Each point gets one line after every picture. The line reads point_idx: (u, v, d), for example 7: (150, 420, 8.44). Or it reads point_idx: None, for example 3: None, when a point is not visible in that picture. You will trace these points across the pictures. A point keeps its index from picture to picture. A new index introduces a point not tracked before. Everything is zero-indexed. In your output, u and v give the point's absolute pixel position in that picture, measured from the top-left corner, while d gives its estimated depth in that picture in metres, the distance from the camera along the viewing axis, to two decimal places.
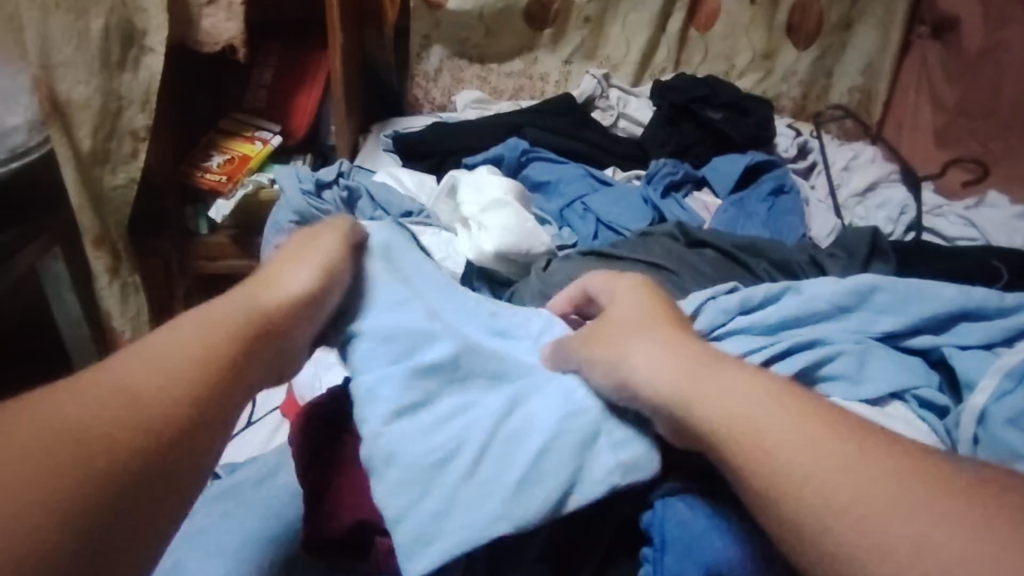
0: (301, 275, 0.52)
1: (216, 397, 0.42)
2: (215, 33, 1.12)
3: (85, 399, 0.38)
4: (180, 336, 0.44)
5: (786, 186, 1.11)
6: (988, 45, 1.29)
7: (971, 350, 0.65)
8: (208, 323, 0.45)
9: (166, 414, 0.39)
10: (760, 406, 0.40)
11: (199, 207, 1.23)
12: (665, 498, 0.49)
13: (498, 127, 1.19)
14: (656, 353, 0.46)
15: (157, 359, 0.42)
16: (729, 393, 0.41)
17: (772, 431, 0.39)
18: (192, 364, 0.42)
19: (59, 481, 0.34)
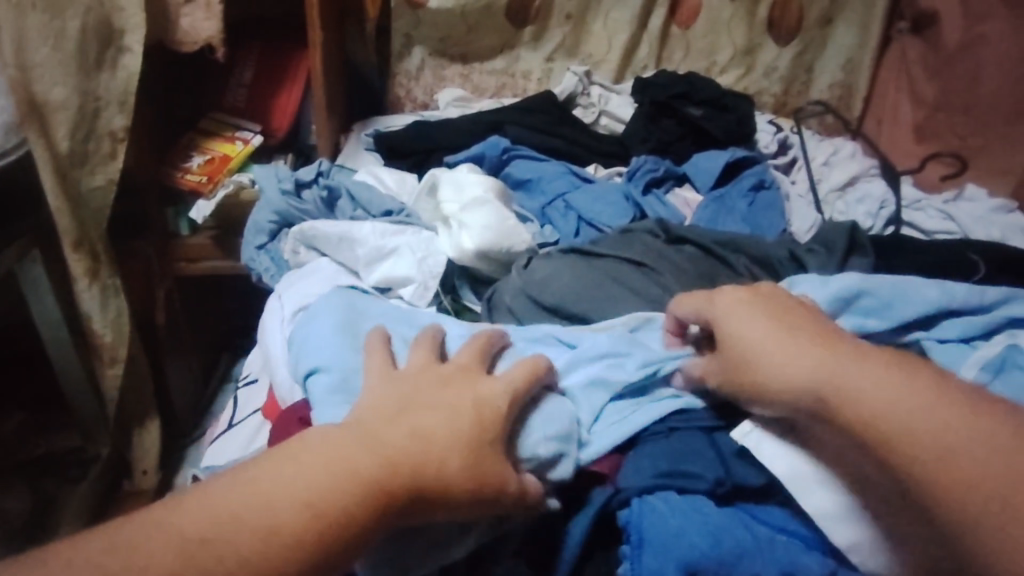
0: (502, 382, 0.56)
1: (375, 523, 0.47)
2: (195, 32, 1.12)
3: (298, 464, 0.48)
4: (378, 448, 0.49)
5: (767, 182, 1.12)
6: (968, 38, 1.29)
7: (949, 345, 0.68)
8: (409, 437, 0.50)
9: (344, 514, 0.46)
10: (924, 414, 0.47)
11: (180, 207, 1.24)
12: (643, 496, 0.54)
13: (478, 125, 1.18)
14: (783, 344, 0.55)
15: (321, 473, 0.48)
16: (883, 395, 0.49)
17: (936, 434, 0.46)
18: (337, 501, 0.47)
19: (266, 530, 0.45)
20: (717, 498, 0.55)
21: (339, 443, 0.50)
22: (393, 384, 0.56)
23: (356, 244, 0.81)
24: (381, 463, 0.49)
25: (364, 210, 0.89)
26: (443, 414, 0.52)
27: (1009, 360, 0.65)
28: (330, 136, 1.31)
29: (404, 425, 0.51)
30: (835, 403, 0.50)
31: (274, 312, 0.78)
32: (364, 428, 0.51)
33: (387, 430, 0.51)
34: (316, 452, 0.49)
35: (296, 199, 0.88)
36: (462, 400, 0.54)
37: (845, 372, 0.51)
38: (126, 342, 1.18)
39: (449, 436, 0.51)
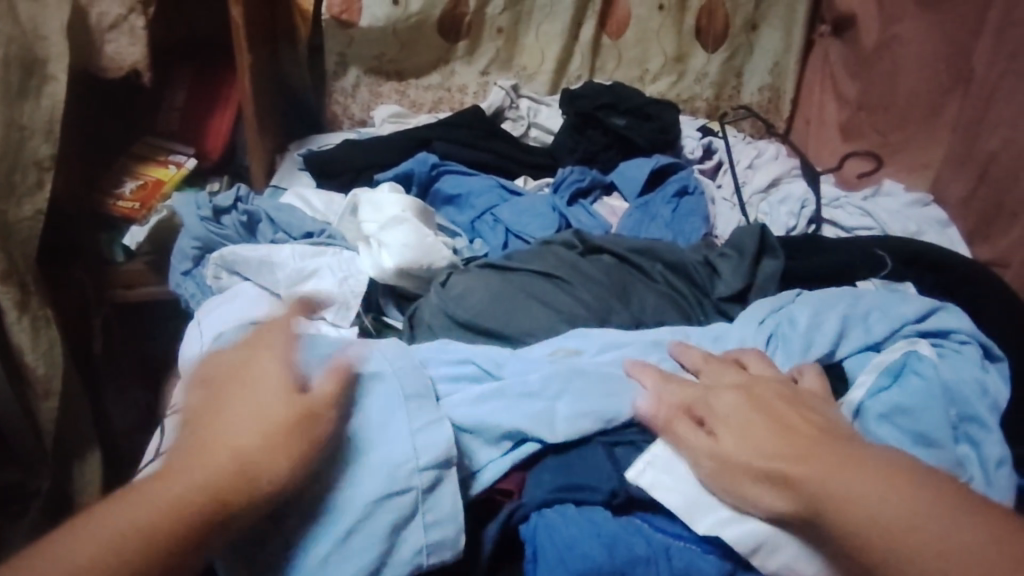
0: (271, 361, 0.59)
1: (205, 524, 0.50)
2: (119, 58, 1.12)
3: (112, 515, 0.49)
4: (188, 468, 0.51)
5: (690, 187, 1.14)
6: (884, 39, 1.31)
7: (855, 357, 0.73)
8: (205, 446, 0.53)
9: (170, 525, 0.49)
10: (912, 513, 0.48)
11: (114, 234, 1.21)
12: (540, 510, 0.59)
13: (407, 141, 1.20)
14: (771, 440, 0.56)
15: (144, 508, 0.49)
16: (871, 496, 0.50)
17: (923, 536, 0.47)
18: (163, 515, 0.49)
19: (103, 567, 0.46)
20: (614, 507, 0.60)
21: (157, 478, 0.51)
22: (207, 391, 0.58)
23: (276, 268, 0.83)
24: (197, 479, 0.51)
25: (285, 233, 0.90)
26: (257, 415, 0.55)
27: (907, 366, 0.70)
28: (263, 156, 1.31)
29: (195, 439, 0.54)
30: (820, 496, 0.51)
31: (191, 337, 0.80)
32: (165, 463, 0.53)
33: (184, 453, 0.53)
34: (136, 493, 0.50)
35: (216, 225, 0.90)
36: (242, 392, 0.57)
37: (831, 468, 0.52)
38: (59, 373, 1.18)
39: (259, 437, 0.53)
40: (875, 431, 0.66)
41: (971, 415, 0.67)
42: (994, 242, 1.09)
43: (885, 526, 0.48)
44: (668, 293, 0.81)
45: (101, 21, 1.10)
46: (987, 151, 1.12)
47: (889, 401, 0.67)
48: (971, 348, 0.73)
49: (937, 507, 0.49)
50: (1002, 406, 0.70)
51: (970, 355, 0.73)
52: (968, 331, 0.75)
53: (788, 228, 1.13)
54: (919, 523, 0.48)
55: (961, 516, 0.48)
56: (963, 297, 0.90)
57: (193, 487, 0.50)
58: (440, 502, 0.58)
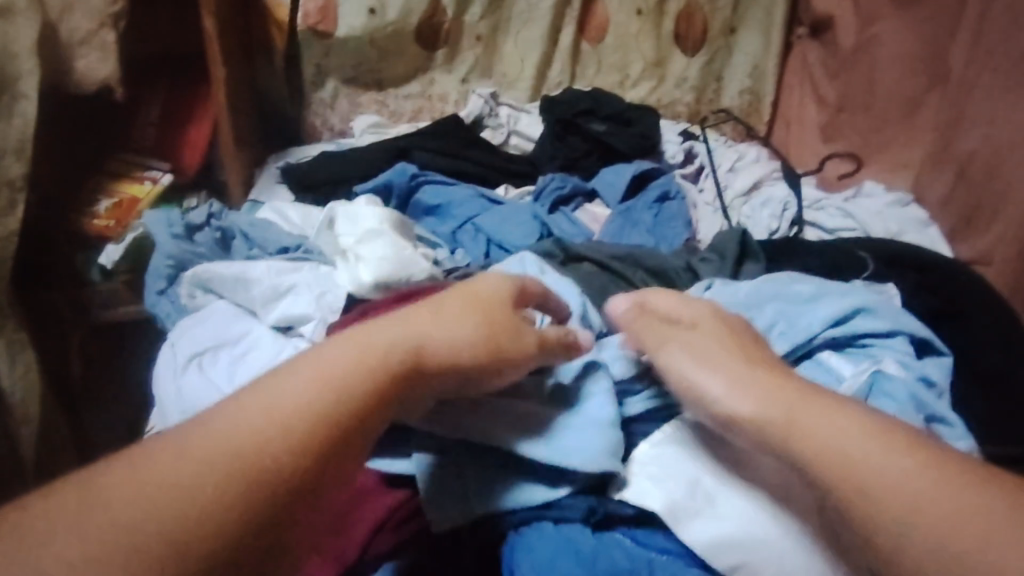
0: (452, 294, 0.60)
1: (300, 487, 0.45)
2: (90, 75, 1.11)
3: (236, 422, 0.46)
4: (291, 394, 0.48)
5: (672, 192, 1.13)
6: (862, 39, 1.30)
7: (829, 364, 0.68)
8: (325, 376, 0.50)
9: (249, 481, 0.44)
10: (871, 446, 0.49)
11: (90, 252, 1.21)
12: (519, 530, 0.59)
13: (384, 151, 1.18)
14: (731, 372, 0.56)
15: (225, 440, 0.45)
16: (835, 433, 0.50)
17: (881, 469, 0.47)
18: (260, 474, 0.44)
19: (198, 512, 0.42)
20: (592, 524, 0.59)
21: (234, 405, 0.47)
22: (423, 324, 0.56)
23: (251, 284, 0.83)
24: (326, 401, 0.48)
25: (261, 248, 0.90)
26: (448, 331, 0.56)
27: (876, 385, 0.63)
28: (240, 170, 1.29)
29: (334, 356, 0.51)
30: (778, 429, 0.52)
31: (166, 361, 0.79)
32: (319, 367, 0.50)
33: (299, 370, 0.50)
34: (211, 428, 0.46)
35: (190, 241, 0.91)
36: (418, 327, 0.56)
37: (809, 412, 0.52)
38: (36, 399, 1.14)
39: (437, 346, 0.55)
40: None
41: (938, 412, 0.64)
42: (975, 240, 1.09)
43: (857, 459, 0.48)
44: None
45: (72, 37, 1.08)
46: (966, 150, 1.11)
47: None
48: (899, 342, 0.69)
49: (904, 454, 0.48)
50: (945, 393, 0.68)
51: (901, 351, 0.68)
52: (889, 323, 0.69)
53: (770, 231, 1.12)
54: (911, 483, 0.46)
55: (931, 464, 0.47)
56: (947, 296, 0.90)
57: (305, 424, 0.47)
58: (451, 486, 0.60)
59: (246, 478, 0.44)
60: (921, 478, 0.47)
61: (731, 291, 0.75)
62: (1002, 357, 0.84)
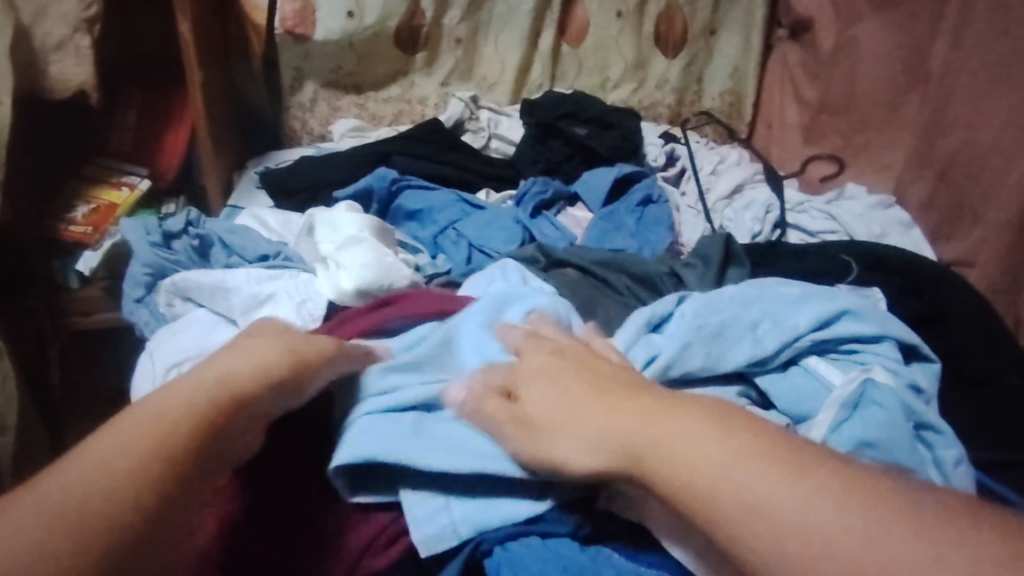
0: (255, 342, 0.61)
1: (146, 512, 0.47)
2: (64, 79, 1.09)
3: (76, 466, 0.48)
4: (121, 438, 0.50)
5: (654, 196, 1.13)
6: (841, 41, 1.31)
7: (816, 370, 0.67)
8: (160, 414, 0.52)
9: (95, 514, 0.46)
10: (748, 475, 0.46)
11: (66, 260, 1.18)
12: (504, 546, 0.58)
13: (364, 156, 1.17)
14: (600, 412, 0.54)
15: (96, 473, 0.47)
16: (711, 463, 0.47)
17: (761, 496, 0.44)
18: (111, 508, 0.46)
19: (59, 542, 0.44)
20: (581, 538, 0.59)
21: (83, 453, 0.49)
22: (211, 362, 0.58)
23: (232, 293, 0.82)
24: (151, 440, 0.50)
25: (239, 256, 0.89)
26: (255, 360, 0.59)
27: (866, 394, 0.63)
28: (220, 176, 1.27)
29: (154, 398, 0.53)
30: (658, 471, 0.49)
31: (144, 370, 0.78)
32: (141, 411, 0.52)
33: (130, 415, 0.52)
34: (58, 474, 0.48)
35: (166, 250, 0.89)
36: (214, 366, 0.57)
37: (678, 442, 0.49)
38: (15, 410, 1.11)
39: (247, 370, 0.58)
40: (850, 433, 0.61)
41: (927, 419, 0.63)
42: (959, 241, 1.09)
43: (741, 492, 0.45)
44: (633, 304, 0.80)
45: (46, 41, 1.07)
46: (947, 151, 1.11)
47: (852, 435, 0.60)
48: (887, 347, 0.69)
49: (794, 475, 0.45)
50: (933, 399, 0.68)
51: (888, 356, 0.68)
52: (876, 327, 0.69)
53: (753, 233, 1.12)
54: (738, 475, 0.46)
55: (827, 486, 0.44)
56: (932, 299, 0.90)
57: (146, 453, 0.49)
58: (422, 506, 0.60)
59: (105, 512, 0.46)
60: (816, 501, 0.43)
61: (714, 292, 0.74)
62: (986, 359, 0.84)
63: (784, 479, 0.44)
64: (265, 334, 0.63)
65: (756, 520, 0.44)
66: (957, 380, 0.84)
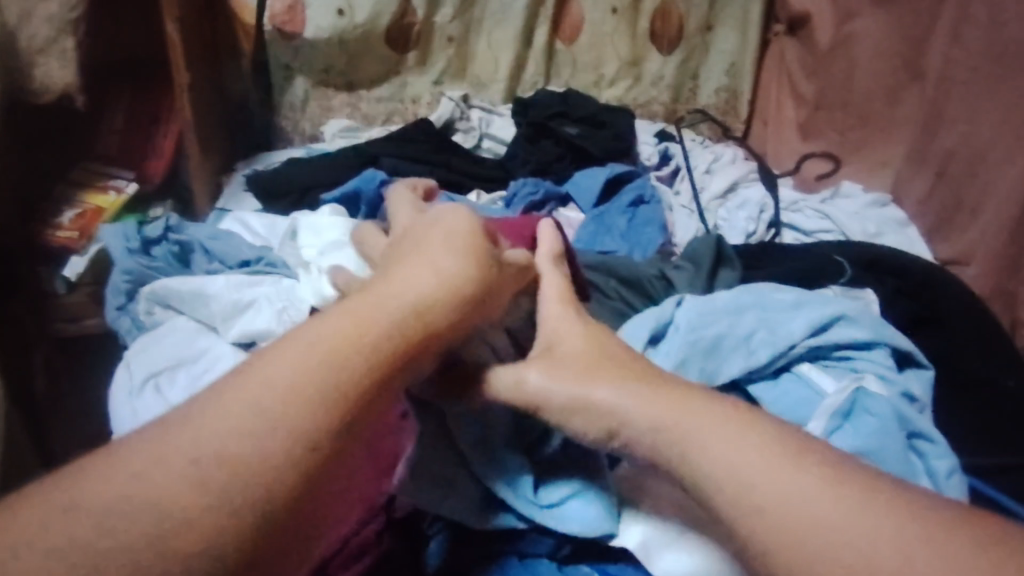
0: (435, 266, 0.60)
1: (323, 461, 0.48)
2: (49, 83, 1.07)
3: (247, 400, 0.48)
4: (299, 368, 0.50)
5: (646, 196, 1.11)
6: (839, 37, 1.29)
7: (806, 378, 0.65)
8: (333, 349, 0.52)
9: (268, 460, 0.46)
10: (783, 467, 0.48)
11: (53, 266, 1.16)
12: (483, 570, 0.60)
13: (352, 158, 1.15)
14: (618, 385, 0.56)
15: (266, 412, 0.48)
16: (729, 447, 0.50)
17: (789, 486, 0.47)
18: (289, 454, 0.47)
19: (212, 491, 0.44)
20: (560, 559, 0.61)
21: (249, 381, 0.49)
22: (387, 285, 0.58)
23: (210, 300, 0.80)
24: (327, 379, 0.50)
25: (220, 262, 0.88)
26: (433, 284, 0.59)
27: (858, 401, 0.61)
28: (208, 179, 1.26)
29: (337, 325, 0.53)
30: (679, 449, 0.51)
31: (121, 380, 0.76)
32: (322, 342, 0.52)
33: (308, 341, 0.52)
34: (229, 402, 0.48)
35: (146, 256, 0.88)
36: (396, 292, 0.57)
37: (704, 420, 0.52)
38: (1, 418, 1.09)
39: (432, 303, 0.58)
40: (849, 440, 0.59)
41: (921, 427, 0.62)
42: (955, 240, 1.07)
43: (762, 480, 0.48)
44: (624, 308, 0.78)
45: (31, 45, 1.05)
46: (945, 148, 1.09)
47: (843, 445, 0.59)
48: (879, 353, 0.67)
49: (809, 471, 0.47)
50: (928, 407, 0.66)
51: (882, 363, 0.67)
52: (868, 332, 0.68)
53: (747, 233, 1.10)
54: (805, 498, 0.46)
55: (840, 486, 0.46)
56: (929, 300, 0.88)
57: (318, 396, 0.49)
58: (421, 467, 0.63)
59: (277, 455, 0.46)
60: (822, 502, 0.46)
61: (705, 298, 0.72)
62: (982, 361, 0.83)
63: (850, 507, 0.45)
64: (432, 249, 0.62)
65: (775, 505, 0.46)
66: (951, 384, 0.82)
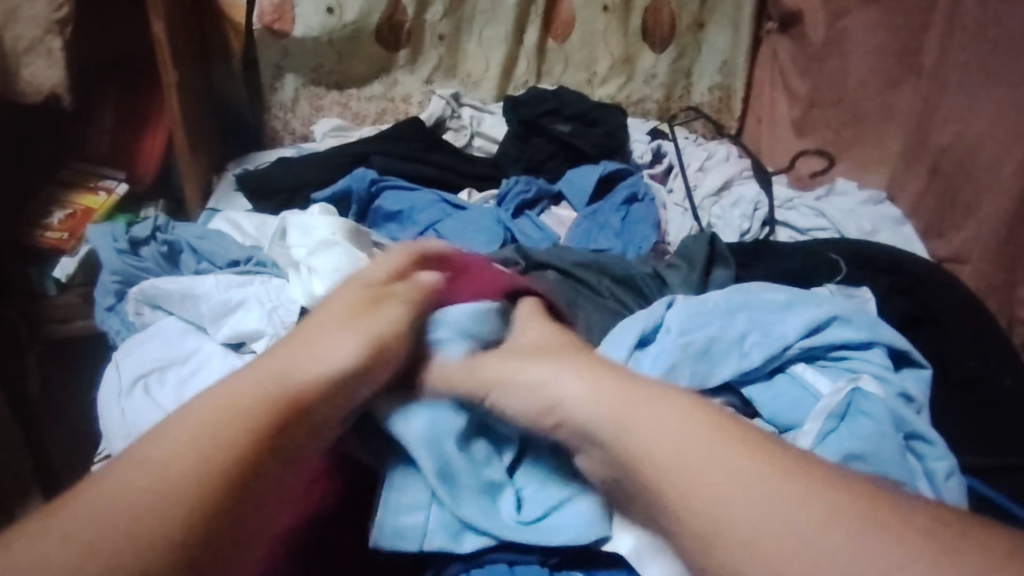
0: (332, 339, 0.60)
1: (208, 527, 0.47)
2: (35, 83, 1.06)
3: (126, 478, 0.48)
4: (180, 441, 0.50)
5: (640, 194, 1.11)
6: (832, 34, 1.28)
7: (802, 379, 0.65)
8: (212, 416, 0.52)
9: (148, 532, 0.45)
10: (712, 450, 0.48)
11: (43, 267, 1.15)
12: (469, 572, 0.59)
13: (342, 157, 1.14)
14: (570, 376, 0.57)
15: (142, 486, 0.48)
16: (664, 421, 0.51)
17: (705, 464, 0.47)
18: (175, 524, 0.46)
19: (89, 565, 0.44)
20: (551, 565, 0.59)
21: (129, 461, 0.49)
22: (277, 355, 0.58)
23: (199, 300, 0.79)
24: (209, 448, 0.50)
25: (209, 262, 0.87)
26: (330, 363, 0.58)
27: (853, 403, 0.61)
28: (199, 179, 1.25)
29: (221, 394, 0.54)
30: (613, 429, 0.52)
31: (110, 382, 0.75)
32: (204, 413, 0.52)
33: (187, 416, 0.52)
34: (110, 480, 0.48)
35: (134, 257, 0.87)
36: (286, 363, 0.57)
37: (638, 403, 0.52)
38: None
39: (325, 372, 0.58)
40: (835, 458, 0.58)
41: (918, 429, 0.61)
42: (950, 237, 1.07)
43: (689, 461, 0.48)
44: (618, 309, 0.78)
45: (17, 45, 1.04)
46: (939, 146, 1.09)
47: (841, 446, 0.58)
48: (876, 354, 0.67)
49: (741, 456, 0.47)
50: (925, 408, 0.66)
51: (879, 363, 0.66)
52: (866, 333, 0.67)
53: (742, 231, 1.10)
54: (729, 484, 0.46)
55: (776, 475, 0.46)
56: (924, 298, 0.88)
57: (201, 465, 0.49)
58: (401, 497, 0.60)
59: (153, 527, 0.46)
60: (751, 485, 0.46)
61: (699, 299, 0.71)
62: (980, 359, 0.82)
63: (787, 493, 0.45)
64: (327, 324, 0.62)
65: (694, 489, 0.47)
66: (948, 381, 0.82)
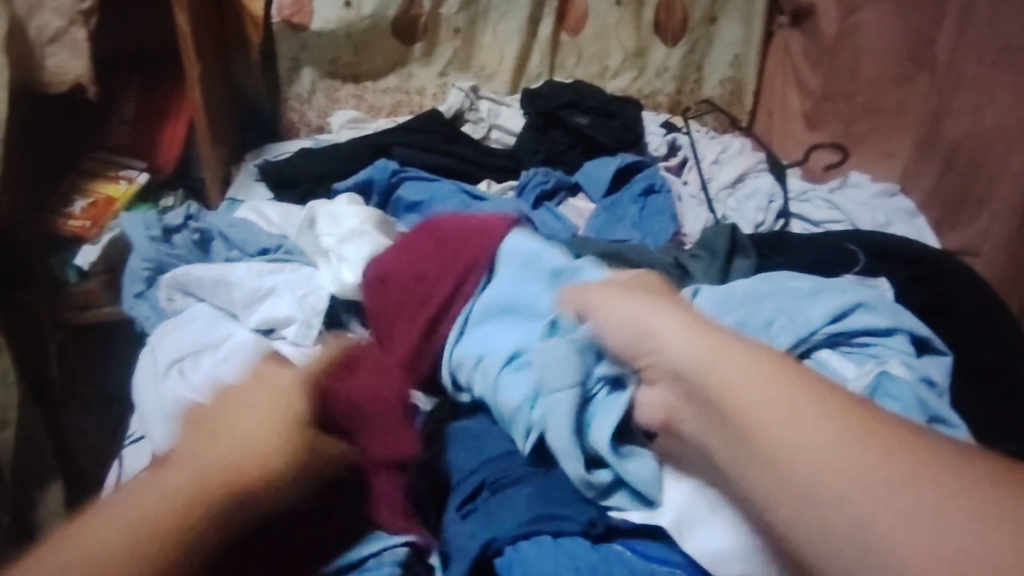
0: (261, 401, 0.58)
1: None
2: (61, 73, 1.08)
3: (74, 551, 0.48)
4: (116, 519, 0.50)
5: (657, 186, 1.12)
6: (844, 29, 1.30)
7: (825, 363, 0.67)
8: (145, 491, 0.51)
9: None
10: (806, 407, 0.51)
11: (65, 255, 1.16)
12: (515, 545, 0.60)
13: (363, 148, 1.16)
14: (679, 330, 0.60)
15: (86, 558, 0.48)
16: (756, 378, 0.54)
17: (809, 420, 0.51)
18: None
19: None
20: (593, 537, 0.61)
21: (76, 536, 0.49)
22: (203, 421, 0.57)
23: (232, 287, 0.81)
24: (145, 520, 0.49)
25: (240, 250, 0.89)
26: (257, 420, 0.57)
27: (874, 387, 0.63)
28: (218, 169, 1.26)
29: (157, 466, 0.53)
30: (716, 379, 0.56)
31: (146, 362, 0.78)
32: (143, 483, 0.52)
33: (120, 496, 0.51)
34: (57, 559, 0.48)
35: (165, 245, 0.89)
36: (217, 427, 0.56)
37: (730, 361, 0.56)
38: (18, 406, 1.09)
39: (261, 429, 0.56)
40: None
41: (940, 413, 0.63)
42: (963, 230, 1.08)
43: (790, 417, 0.51)
44: None
45: (42, 36, 1.05)
46: (952, 139, 1.10)
47: None
48: (898, 340, 0.69)
49: (838, 418, 0.50)
50: (946, 392, 0.68)
51: (900, 349, 0.68)
52: (888, 320, 0.69)
53: (756, 223, 1.12)
54: (826, 443, 0.49)
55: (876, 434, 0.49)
56: (937, 289, 0.90)
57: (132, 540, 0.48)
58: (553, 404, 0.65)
59: None
60: (850, 446, 0.49)
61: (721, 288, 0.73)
62: (994, 349, 0.84)
63: (879, 454, 0.48)
64: (255, 385, 0.61)
65: (799, 446, 0.50)
66: (964, 370, 0.83)
